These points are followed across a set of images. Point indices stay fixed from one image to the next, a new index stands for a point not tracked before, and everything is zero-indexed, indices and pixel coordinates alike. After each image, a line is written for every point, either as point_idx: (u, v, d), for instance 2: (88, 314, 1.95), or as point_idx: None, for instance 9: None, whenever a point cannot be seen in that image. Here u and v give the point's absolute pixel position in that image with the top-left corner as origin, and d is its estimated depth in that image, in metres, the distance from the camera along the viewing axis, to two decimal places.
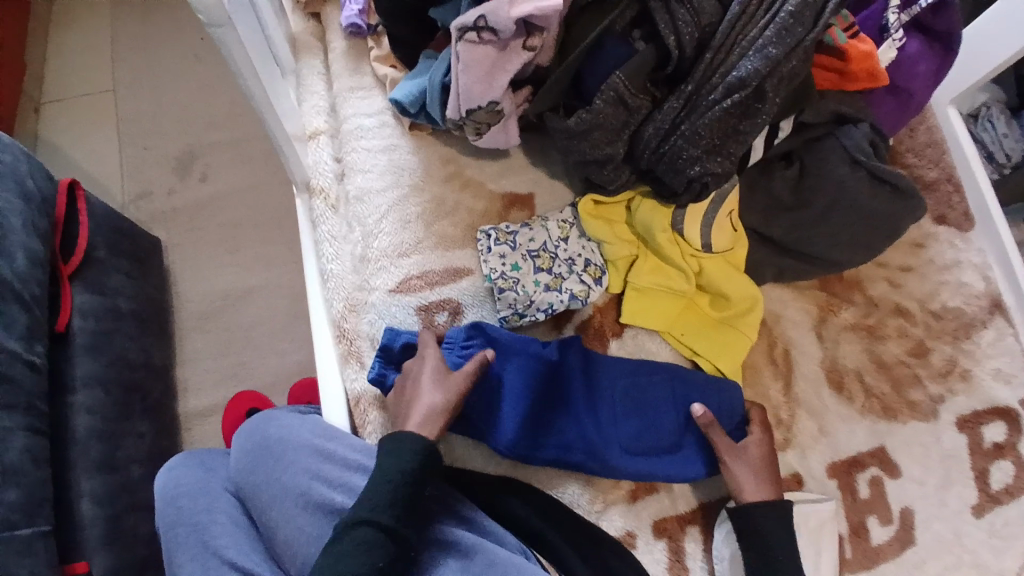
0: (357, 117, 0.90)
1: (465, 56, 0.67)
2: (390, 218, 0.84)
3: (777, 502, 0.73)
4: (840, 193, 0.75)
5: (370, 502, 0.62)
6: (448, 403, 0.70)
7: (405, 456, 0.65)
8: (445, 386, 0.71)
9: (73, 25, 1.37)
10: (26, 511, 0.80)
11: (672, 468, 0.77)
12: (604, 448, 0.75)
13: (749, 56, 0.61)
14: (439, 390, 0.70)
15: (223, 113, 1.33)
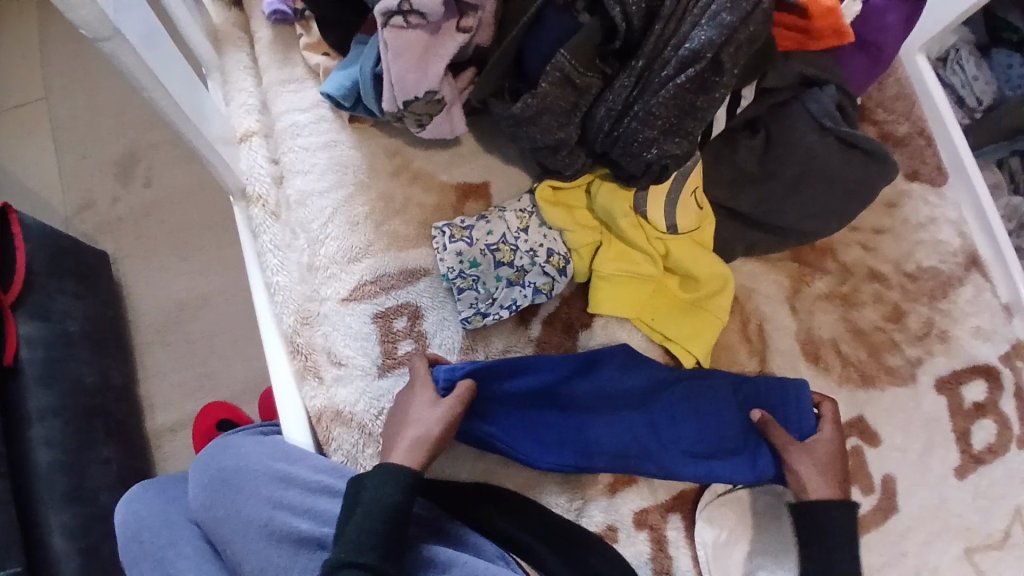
0: (291, 114, 0.82)
1: (393, 43, 0.61)
2: (335, 221, 0.79)
3: (841, 500, 0.70)
4: (809, 161, 0.71)
5: (354, 543, 0.59)
6: (438, 430, 0.67)
7: (386, 489, 0.62)
8: (435, 413, 0.68)
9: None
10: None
11: (737, 471, 0.75)
12: (660, 451, 0.75)
13: (704, 25, 0.55)
14: (425, 421, 0.68)
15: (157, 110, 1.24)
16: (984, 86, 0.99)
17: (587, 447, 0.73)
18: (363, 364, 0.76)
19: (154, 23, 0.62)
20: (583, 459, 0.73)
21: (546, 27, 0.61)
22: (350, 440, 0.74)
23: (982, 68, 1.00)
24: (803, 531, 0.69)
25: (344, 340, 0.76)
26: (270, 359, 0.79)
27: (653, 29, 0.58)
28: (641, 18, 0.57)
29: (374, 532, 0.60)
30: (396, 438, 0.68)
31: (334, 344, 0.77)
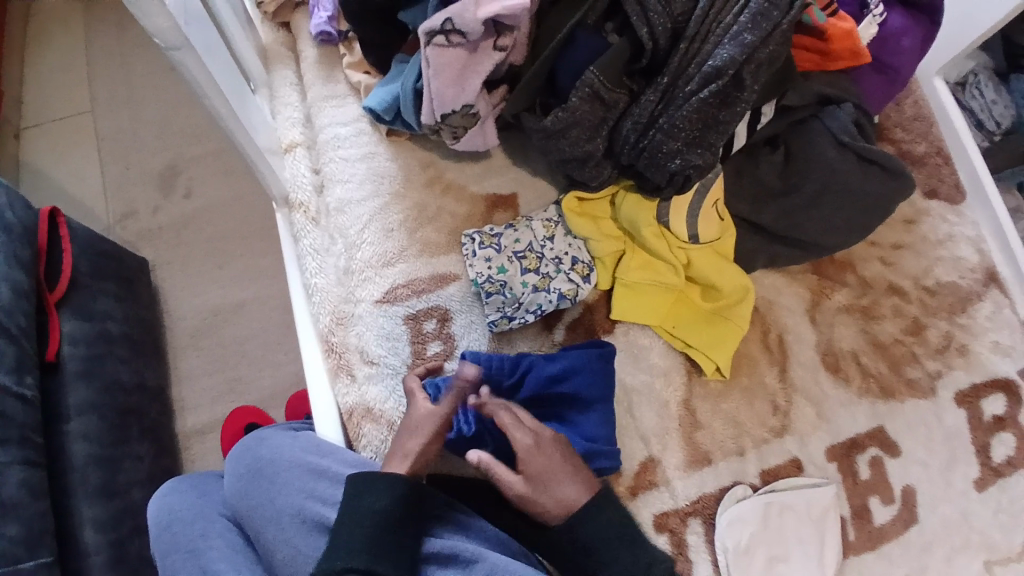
0: (333, 127, 0.88)
1: (434, 60, 0.65)
2: (371, 227, 0.83)
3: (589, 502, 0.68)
4: (829, 177, 0.74)
5: (342, 547, 0.61)
6: (426, 447, 0.69)
7: (377, 495, 0.64)
8: (424, 430, 0.69)
9: (48, 48, 1.35)
10: (29, 545, 0.78)
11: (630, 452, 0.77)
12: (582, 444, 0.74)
13: (726, 43, 0.59)
14: (418, 436, 0.69)
15: (201, 125, 1.31)
16: (1003, 109, 1.00)
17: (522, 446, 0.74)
18: (393, 364, 0.78)
19: (209, 36, 0.68)
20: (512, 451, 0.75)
21: (578, 46, 0.65)
22: (378, 436, 0.76)
23: (1001, 92, 1.01)
24: None
25: (376, 340, 0.79)
26: (306, 357, 0.82)
27: (678, 48, 0.62)
28: (666, 38, 0.62)
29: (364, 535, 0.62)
30: (397, 448, 0.69)
31: (367, 344, 0.79)
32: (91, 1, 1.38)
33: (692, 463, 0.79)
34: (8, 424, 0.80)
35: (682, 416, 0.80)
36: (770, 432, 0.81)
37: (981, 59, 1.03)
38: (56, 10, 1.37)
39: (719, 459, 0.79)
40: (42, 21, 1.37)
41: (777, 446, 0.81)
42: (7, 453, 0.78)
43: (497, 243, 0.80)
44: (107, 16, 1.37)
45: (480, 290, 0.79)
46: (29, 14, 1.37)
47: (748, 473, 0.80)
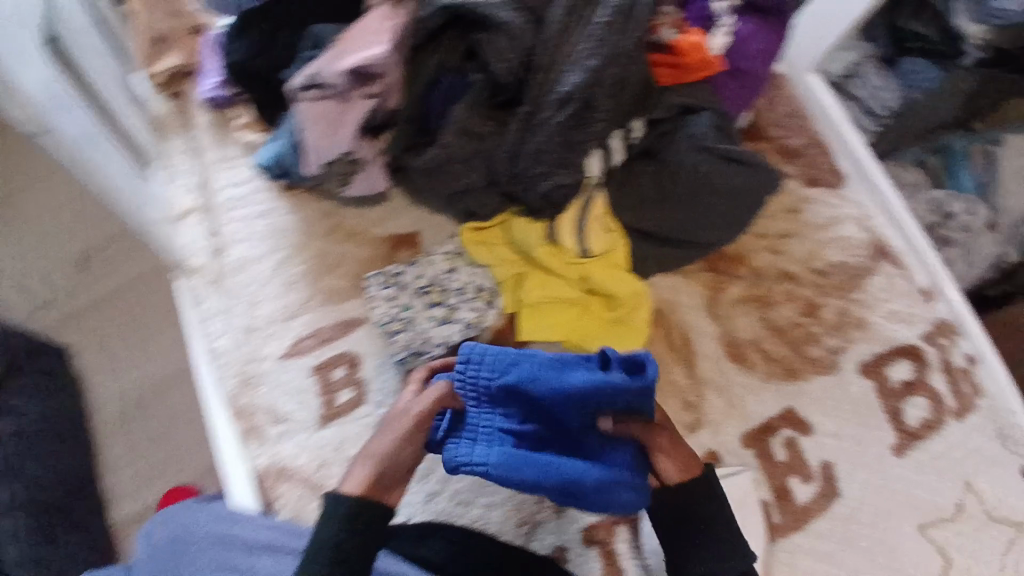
0: (227, 189, 0.88)
1: (309, 113, 0.68)
2: (273, 282, 0.83)
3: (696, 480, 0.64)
4: (700, 179, 0.78)
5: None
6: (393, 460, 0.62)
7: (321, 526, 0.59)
8: (404, 440, 0.64)
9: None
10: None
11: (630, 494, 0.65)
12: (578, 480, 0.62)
13: (572, 70, 0.63)
14: (392, 444, 0.63)
15: None
16: (889, 95, 1.05)
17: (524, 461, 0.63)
18: (303, 418, 0.78)
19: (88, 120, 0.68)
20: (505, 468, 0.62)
21: (443, 87, 0.69)
22: (295, 495, 0.75)
23: (886, 78, 1.06)
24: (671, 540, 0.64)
25: (284, 398, 0.79)
26: (214, 423, 0.80)
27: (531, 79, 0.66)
28: (519, 70, 0.66)
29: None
30: (364, 453, 0.63)
31: (277, 401, 0.79)
32: None
33: None
34: None
35: None
36: (683, 427, 0.85)
37: (863, 48, 1.09)
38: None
39: None
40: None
41: (692, 440, 0.85)
42: None
43: (400, 280, 0.82)
44: None
45: (387, 329, 0.80)
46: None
47: None
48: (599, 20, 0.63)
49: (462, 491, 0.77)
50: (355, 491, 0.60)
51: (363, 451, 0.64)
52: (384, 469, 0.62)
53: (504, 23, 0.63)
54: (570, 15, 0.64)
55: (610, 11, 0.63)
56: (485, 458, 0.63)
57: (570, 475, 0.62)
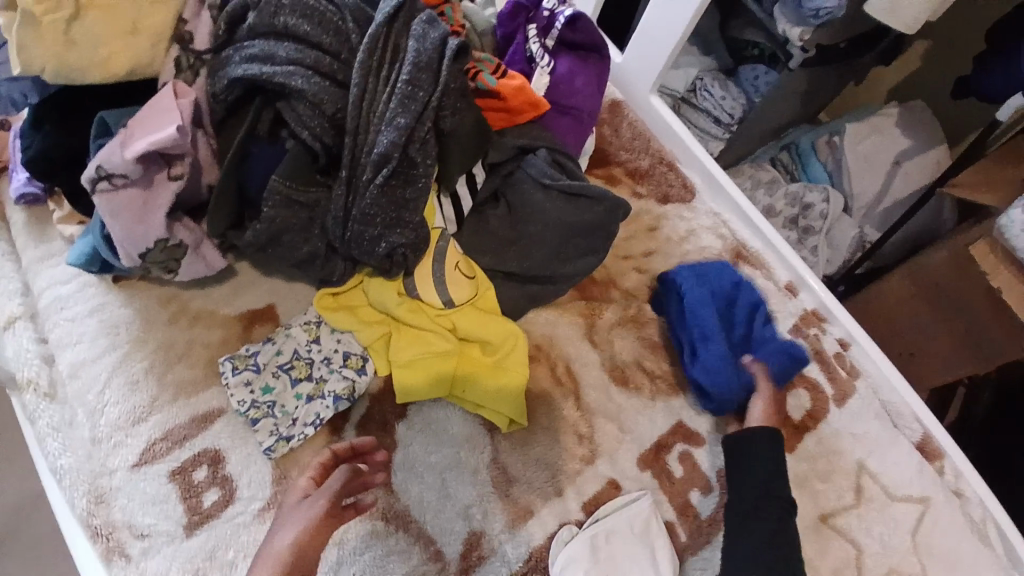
0: (53, 288, 0.80)
1: (105, 206, 0.62)
2: (114, 384, 0.75)
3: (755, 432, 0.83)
4: (546, 217, 0.78)
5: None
6: (299, 541, 0.61)
7: None
8: (298, 522, 0.63)
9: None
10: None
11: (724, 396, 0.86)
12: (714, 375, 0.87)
13: (383, 130, 0.62)
14: (292, 528, 0.62)
15: None
16: (732, 103, 1.13)
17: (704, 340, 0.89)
18: (166, 528, 0.70)
19: None
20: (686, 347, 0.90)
21: (256, 160, 0.66)
22: None
23: (727, 89, 1.13)
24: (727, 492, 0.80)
25: (143, 509, 0.71)
26: (80, 545, 0.73)
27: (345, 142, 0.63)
28: (330, 134, 0.64)
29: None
30: (267, 547, 0.62)
31: (134, 515, 0.71)
32: None
33: (515, 519, 0.77)
34: None
35: (495, 476, 0.79)
36: (582, 461, 0.82)
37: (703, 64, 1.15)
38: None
39: (542, 506, 0.79)
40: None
41: (591, 473, 0.82)
42: None
43: (260, 360, 0.77)
44: None
45: (251, 417, 0.75)
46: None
47: (571, 509, 0.79)
48: (402, 78, 0.62)
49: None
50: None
51: (264, 552, 0.62)
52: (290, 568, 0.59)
53: (301, 90, 0.61)
54: (372, 75, 0.63)
55: (411, 68, 0.63)
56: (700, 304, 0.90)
57: (710, 365, 0.87)
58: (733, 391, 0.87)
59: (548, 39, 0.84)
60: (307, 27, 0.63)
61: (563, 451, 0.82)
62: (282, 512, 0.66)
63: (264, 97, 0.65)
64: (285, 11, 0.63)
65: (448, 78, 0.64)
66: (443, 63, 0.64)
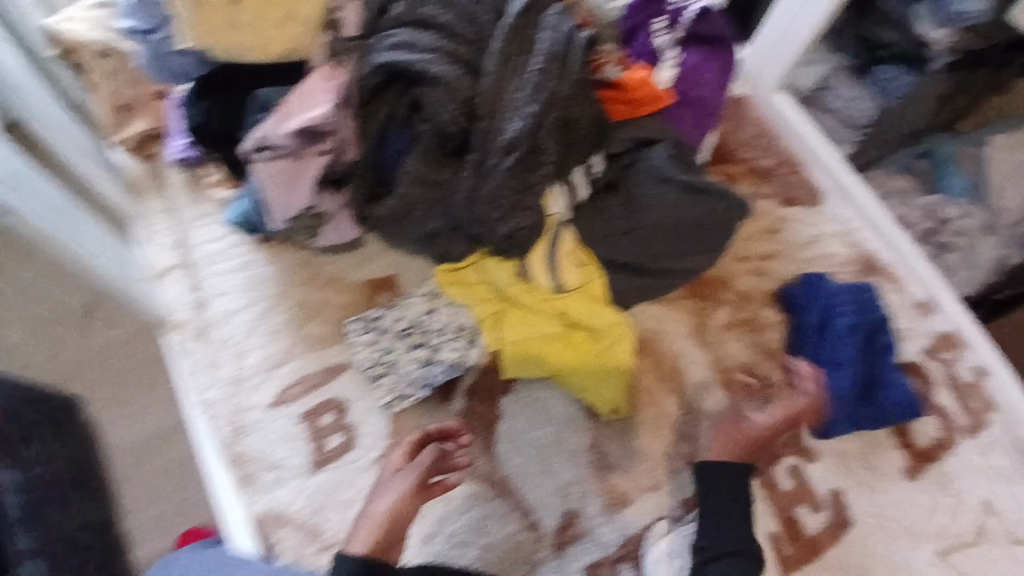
0: (206, 245, 0.89)
1: (263, 172, 0.69)
2: (257, 333, 0.86)
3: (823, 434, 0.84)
4: (664, 211, 0.78)
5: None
6: (392, 510, 0.69)
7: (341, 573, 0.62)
8: (392, 493, 0.71)
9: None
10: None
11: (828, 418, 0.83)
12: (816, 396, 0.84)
13: (514, 119, 0.65)
14: (387, 498, 0.70)
15: None
16: (865, 103, 0.98)
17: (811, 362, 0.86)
18: (294, 463, 0.82)
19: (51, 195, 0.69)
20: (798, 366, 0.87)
21: (392, 144, 0.71)
22: (293, 539, 0.79)
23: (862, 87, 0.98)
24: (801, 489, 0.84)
25: (276, 444, 0.82)
26: (210, 471, 0.83)
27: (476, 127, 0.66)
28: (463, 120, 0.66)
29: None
30: (365, 513, 0.70)
31: (270, 448, 0.82)
32: None
33: (612, 504, 0.82)
34: None
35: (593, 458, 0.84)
36: (680, 460, 0.84)
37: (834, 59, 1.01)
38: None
39: (638, 496, 0.82)
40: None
41: (690, 472, 0.84)
42: None
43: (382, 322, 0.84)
44: None
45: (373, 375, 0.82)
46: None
47: (668, 505, 0.82)
48: (534, 67, 0.65)
49: (458, 534, 0.80)
50: (360, 548, 0.65)
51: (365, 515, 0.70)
52: (386, 530, 0.67)
53: (438, 78, 0.65)
54: (506, 64, 0.65)
55: (544, 58, 0.65)
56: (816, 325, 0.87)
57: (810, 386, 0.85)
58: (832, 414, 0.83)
59: (677, 31, 0.82)
60: (447, 19, 0.67)
61: (665, 447, 0.85)
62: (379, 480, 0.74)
63: (402, 85, 0.69)
64: (428, 3, 0.67)
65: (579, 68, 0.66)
66: (574, 53, 0.66)
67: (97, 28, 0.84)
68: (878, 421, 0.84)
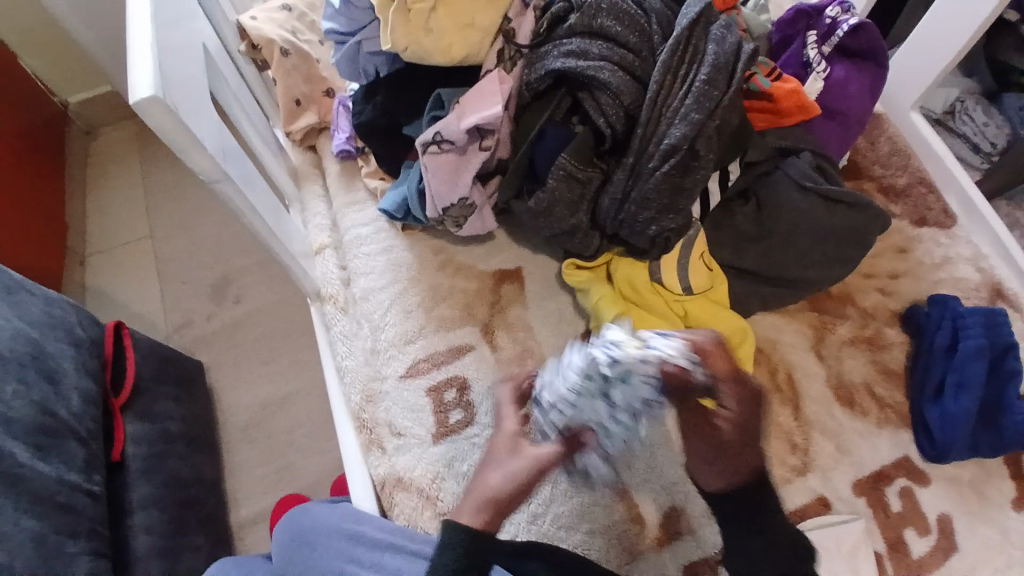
0: (356, 228, 1.00)
1: (430, 164, 0.79)
2: (393, 311, 0.93)
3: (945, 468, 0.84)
4: (798, 218, 0.82)
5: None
6: (506, 496, 0.68)
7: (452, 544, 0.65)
8: (512, 475, 0.69)
9: (107, 188, 1.59)
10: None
11: (940, 429, 0.82)
12: (929, 408, 0.84)
13: (677, 123, 0.72)
14: (505, 477, 0.69)
15: (235, 243, 1.51)
16: (996, 130, 1.05)
17: (925, 376, 0.86)
18: (418, 433, 0.85)
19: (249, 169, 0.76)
20: (909, 380, 0.88)
21: (550, 138, 0.79)
22: (409, 504, 0.81)
23: (992, 114, 1.06)
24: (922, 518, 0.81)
25: (402, 413, 0.87)
26: (341, 433, 0.90)
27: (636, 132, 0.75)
28: (622, 124, 0.76)
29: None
30: (478, 486, 0.70)
31: (394, 417, 0.87)
32: (145, 145, 1.64)
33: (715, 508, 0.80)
34: (79, 517, 0.87)
35: None
36: (791, 471, 0.82)
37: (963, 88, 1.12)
38: (112, 153, 1.63)
39: None
40: (99, 164, 1.62)
41: (801, 485, 0.82)
42: (77, 546, 0.85)
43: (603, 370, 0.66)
44: (160, 157, 1.62)
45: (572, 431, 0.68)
46: (88, 159, 1.63)
47: None
48: (701, 78, 0.72)
49: (563, 516, 0.78)
50: (472, 519, 0.67)
51: (476, 486, 0.70)
52: (498, 508, 0.68)
53: (607, 82, 0.73)
54: (670, 74, 0.73)
55: (710, 69, 0.72)
56: (931, 342, 0.88)
57: (923, 398, 0.85)
58: (941, 425, 0.82)
59: (827, 45, 0.90)
60: (619, 29, 0.75)
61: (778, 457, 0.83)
62: (499, 447, 0.73)
63: (568, 87, 0.78)
64: (603, 14, 0.75)
65: (740, 83, 0.73)
66: (737, 69, 0.74)
67: (279, 29, 1.00)
68: (994, 449, 0.83)
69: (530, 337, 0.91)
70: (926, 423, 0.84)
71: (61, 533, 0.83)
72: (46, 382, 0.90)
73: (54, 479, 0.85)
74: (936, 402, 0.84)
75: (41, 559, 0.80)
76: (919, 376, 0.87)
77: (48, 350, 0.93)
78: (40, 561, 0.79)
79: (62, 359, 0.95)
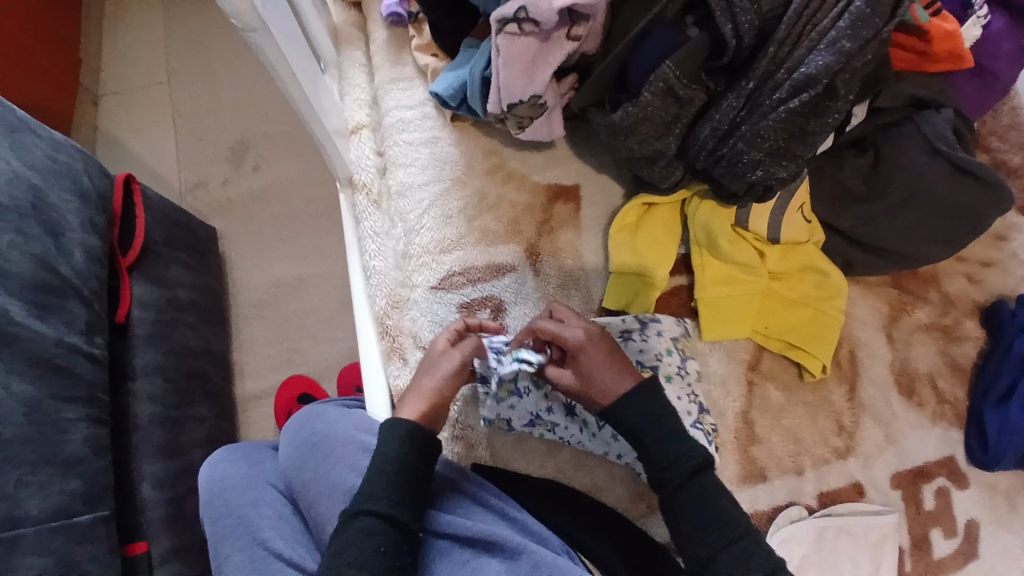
0: (399, 110, 0.87)
1: (506, 49, 0.67)
2: (431, 213, 0.83)
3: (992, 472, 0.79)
4: (919, 183, 0.72)
5: (370, 493, 0.63)
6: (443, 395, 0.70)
7: (393, 441, 0.66)
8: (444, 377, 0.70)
9: (120, 21, 1.42)
10: (89, 499, 0.80)
11: (998, 432, 0.76)
12: (987, 407, 0.78)
13: (821, 50, 0.60)
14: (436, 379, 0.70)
15: (252, 104, 1.36)
16: None
17: (993, 374, 0.79)
18: None
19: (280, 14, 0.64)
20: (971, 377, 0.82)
21: (655, 39, 0.66)
22: None
23: None
24: (951, 520, 0.78)
25: (429, 325, 0.79)
26: (361, 337, 0.83)
27: (765, 51, 0.63)
28: (752, 37, 0.63)
29: (371, 554, 0.60)
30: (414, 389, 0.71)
31: (421, 330, 0.80)
32: None
33: (746, 477, 0.76)
34: (79, 382, 0.82)
35: (739, 429, 0.77)
36: (832, 452, 0.78)
37: None
38: None
39: (776, 476, 0.76)
40: None
41: (838, 467, 0.77)
42: (74, 411, 0.80)
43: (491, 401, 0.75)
44: None
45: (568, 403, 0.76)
46: None
47: (806, 492, 0.76)
48: None
49: None
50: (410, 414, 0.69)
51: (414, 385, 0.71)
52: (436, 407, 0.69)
53: None
54: None
55: None
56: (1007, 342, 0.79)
57: (981, 395, 0.79)
58: (1000, 428, 0.76)
59: None
60: None
61: (823, 437, 0.78)
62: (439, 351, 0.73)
63: None
64: None
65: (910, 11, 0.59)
66: None
67: None
68: None
69: (579, 267, 0.82)
70: (980, 422, 0.79)
71: (57, 399, 0.78)
72: (49, 236, 0.82)
73: (52, 340, 0.79)
74: (994, 403, 0.78)
75: (33, 426, 0.75)
76: (982, 375, 0.80)
77: (51, 199, 0.83)
78: (32, 428, 0.75)
79: (66, 211, 0.85)
